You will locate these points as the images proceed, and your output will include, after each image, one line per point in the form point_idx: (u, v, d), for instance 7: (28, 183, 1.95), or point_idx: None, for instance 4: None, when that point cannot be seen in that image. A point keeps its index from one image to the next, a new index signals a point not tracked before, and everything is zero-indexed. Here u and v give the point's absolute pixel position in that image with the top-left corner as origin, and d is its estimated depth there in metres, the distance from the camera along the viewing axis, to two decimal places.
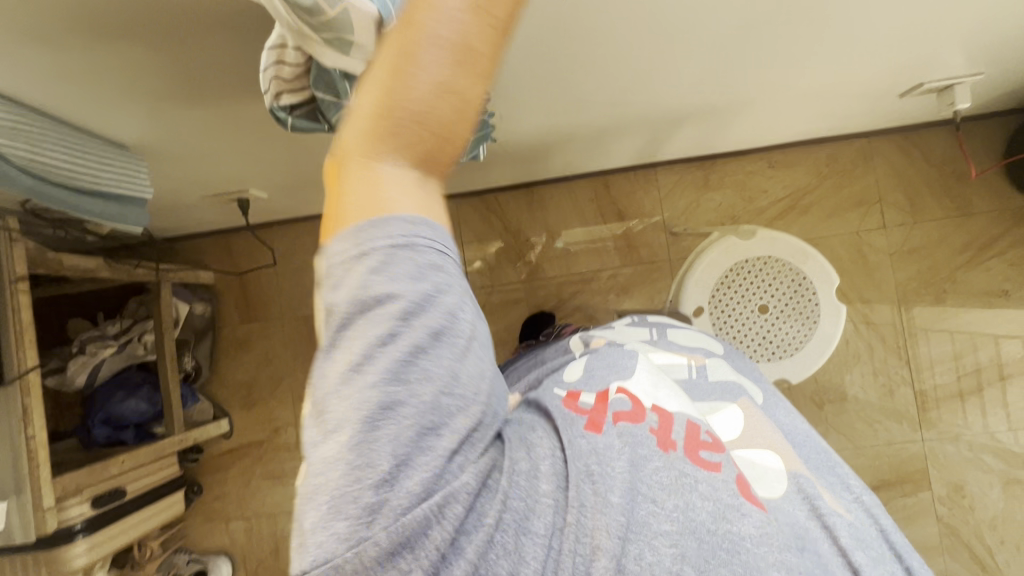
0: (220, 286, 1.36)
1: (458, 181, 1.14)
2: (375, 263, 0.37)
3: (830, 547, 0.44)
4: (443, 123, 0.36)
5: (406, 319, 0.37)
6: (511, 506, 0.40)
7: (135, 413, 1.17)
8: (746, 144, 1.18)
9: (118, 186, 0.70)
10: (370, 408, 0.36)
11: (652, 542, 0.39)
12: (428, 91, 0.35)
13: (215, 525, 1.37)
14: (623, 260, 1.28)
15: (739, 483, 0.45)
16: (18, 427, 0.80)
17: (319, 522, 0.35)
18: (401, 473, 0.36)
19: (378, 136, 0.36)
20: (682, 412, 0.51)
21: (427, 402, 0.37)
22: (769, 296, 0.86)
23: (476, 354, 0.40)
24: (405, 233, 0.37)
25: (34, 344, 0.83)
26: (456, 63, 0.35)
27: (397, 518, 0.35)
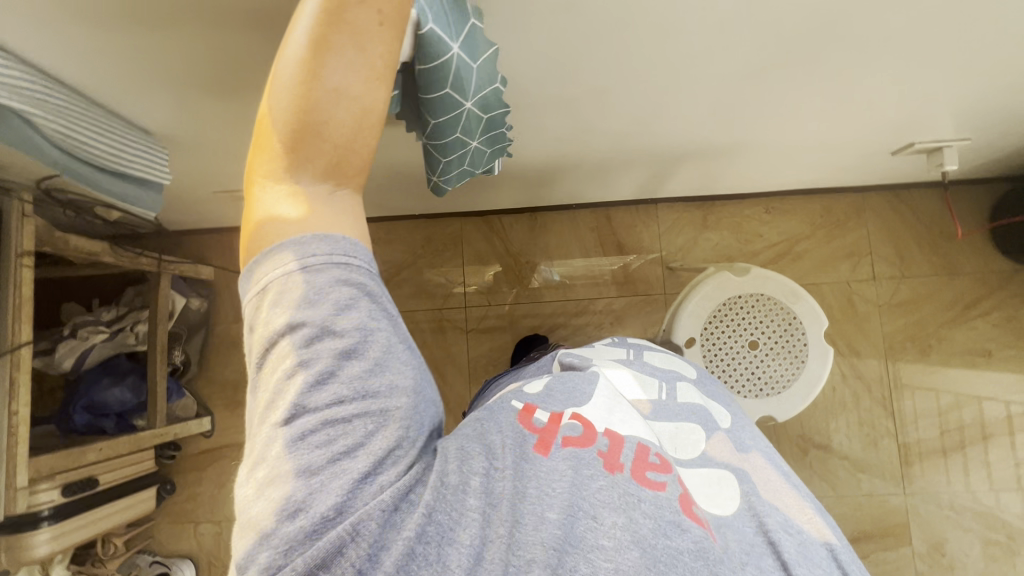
0: (220, 283, 1.37)
1: (466, 198, 1.17)
2: (277, 303, 0.39)
3: (772, 561, 0.44)
4: (349, 134, 0.41)
5: (311, 348, 0.38)
6: (434, 519, 0.39)
7: (118, 402, 1.15)
8: (745, 189, 1.23)
9: (141, 168, 0.72)
10: (283, 443, 0.38)
11: (590, 555, 0.39)
12: (333, 105, 0.39)
13: (182, 528, 1.33)
14: (620, 290, 1.30)
15: (683, 500, 0.45)
16: (3, 401, 0.79)
17: (250, 550, 0.37)
18: (314, 498, 0.36)
19: (286, 149, 0.41)
20: (633, 433, 0.50)
21: (334, 426, 0.38)
22: (759, 332, 0.88)
23: (393, 364, 0.41)
24: (296, 258, 0.40)
25: (30, 320, 0.83)
26: (358, 77, 0.40)
27: (316, 541, 0.36)
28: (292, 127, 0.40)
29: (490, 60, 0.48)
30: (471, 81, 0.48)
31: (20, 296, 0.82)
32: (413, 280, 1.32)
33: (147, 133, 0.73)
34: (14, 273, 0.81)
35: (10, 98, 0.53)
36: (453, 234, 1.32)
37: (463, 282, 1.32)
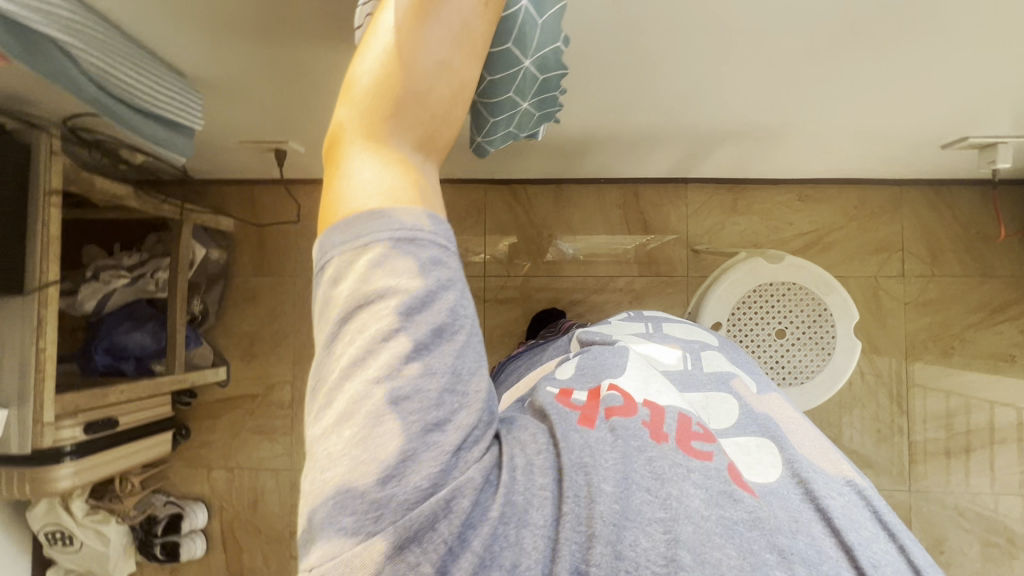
0: (239, 235, 1.37)
1: (493, 164, 1.14)
2: (369, 267, 0.36)
3: (821, 526, 0.43)
4: (442, 103, 0.38)
5: (408, 319, 0.36)
6: (512, 497, 0.38)
7: (138, 346, 1.17)
8: (780, 173, 1.19)
9: (178, 113, 0.71)
10: (372, 410, 0.34)
11: (646, 527, 0.39)
12: (429, 69, 0.37)
13: (196, 472, 1.36)
14: (640, 270, 1.28)
15: (731, 470, 0.45)
16: (30, 338, 0.79)
17: (327, 518, 0.33)
18: (408, 468, 0.34)
19: (378, 110, 0.38)
20: (673, 405, 0.51)
21: (430, 398, 0.35)
22: (787, 321, 0.86)
23: (477, 346, 0.39)
24: (391, 221, 0.37)
25: (58, 259, 0.83)
26: (456, 46, 0.38)
27: (407, 513, 0.33)
28: (391, 83, 0.37)
29: (555, 17, 0.46)
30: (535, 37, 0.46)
31: (47, 234, 0.81)
32: None
33: (183, 78, 0.71)
34: (42, 211, 0.80)
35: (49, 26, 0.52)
36: (476, 201, 1.30)
37: (483, 251, 1.31)
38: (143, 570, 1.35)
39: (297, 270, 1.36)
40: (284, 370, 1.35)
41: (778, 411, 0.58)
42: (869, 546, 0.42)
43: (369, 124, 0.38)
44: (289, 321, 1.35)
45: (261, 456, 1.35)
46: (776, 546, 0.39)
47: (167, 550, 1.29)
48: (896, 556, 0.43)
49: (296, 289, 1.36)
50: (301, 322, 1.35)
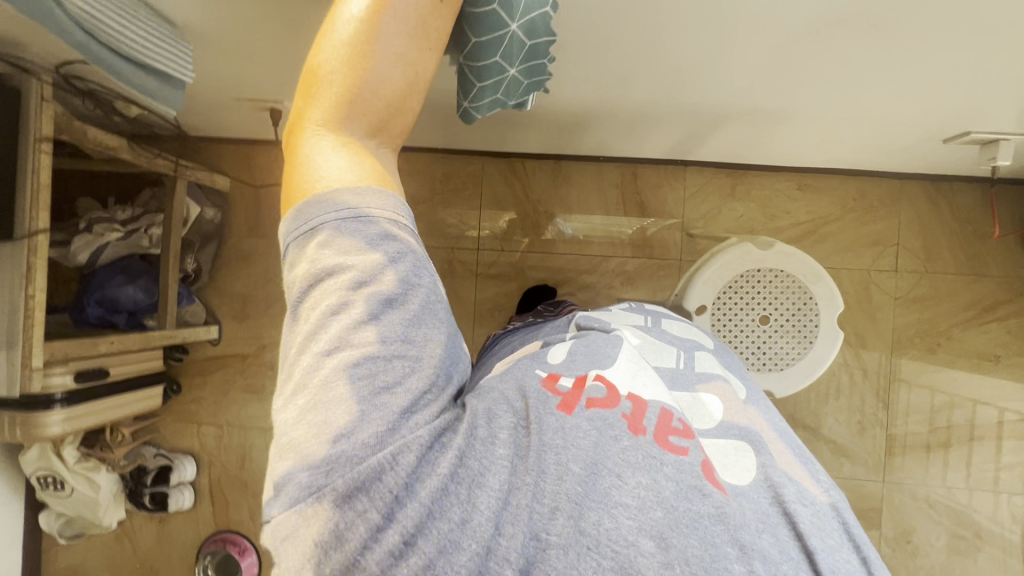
0: (235, 195, 1.36)
1: (491, 135, 1.13)
2: (331, 246, 0.42)
3: (787, 530, 0.43)
4: (397, 93, 0.45)
5: (358, 290, 0.41)
6: (466, 462, 0.40)
7: (131, 299, 1.17)
8: (780, 161, 1.18)
9: (165, 64, 0.70)
10: (327, 374, 0.40)
11: (612, 509, 0.39)
12: (385, 63, 0.43)
13: (186, 427, 1.39)
14: (635, 251, 1.27)
15: (705, 467, 0.45)
16: (19, 284, 0.80)
17: (287, 470, 0.38)
18: (355, 425, 0.38)
19: (339, 96, 0.44)
20: (656, 399, 0.51)
21: (378, 361, 0.40)
22: (772, 308, 0.87)
23: (432, 321, 0.43)
24: (347, 201, 0.43)
25: (48, 207, 0.83)
26: (411, 41, 0.44)
27: (354, 465, 0.37)
28: (347, 73, 0.43)
29: None
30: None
31: (38, 181, 0.81)
32: (428, 215, 1.31)
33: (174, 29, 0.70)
34: (33, 158, 0.80)
35: None
36: (473, 173, 1.30)
37: (479, 224, 1.30)
38: (133, 518, 1.39)
39: None
40: (275, 331, 1.36)
41: (757, 422, 0.57)
42: (832, 554, 0.42)
43: (327, 105, 0.44)
44: (282, 284, 1.36)
45: (250, 415, 1.37)
46: (737, 540, 0.40)
47: (156, 500, 1.32)
48: (857, 566, 0.43)
49: None
50: None
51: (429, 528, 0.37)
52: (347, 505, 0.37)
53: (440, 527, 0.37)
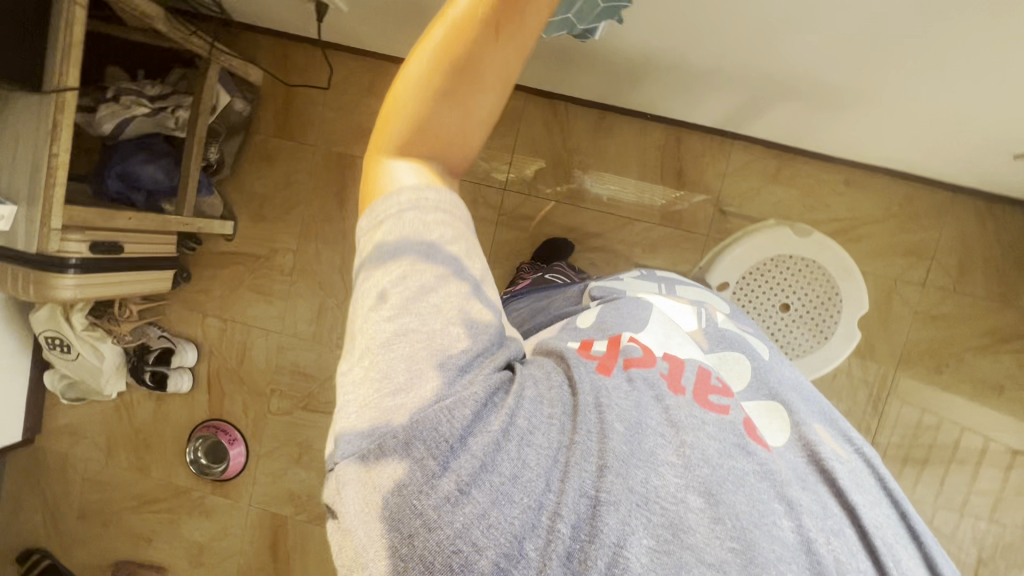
0: (266, 91, 1.32)
1: (539, 70, 1.08)
2: (394, 239, 0.42)
3: (825, 487, 0.47)
4: (460, 129, 0.44)
5: (419, 273, 0.41)
6: (519, 420, 0.39)
7: (151, 180, 1.15)
8: (833, 151, 1.12)
9: None
10: (385, 343, 0.39)
11: (660, 468, 0.40)
12: (446, 105, 0.42)
13: (191, 316, 1.41)
14: (663, 219, 1.24)
15: (746, 424, 0.47)
16: (44, 141, 0.78)
17: (348, 425, 0.38)
18: (413, 382, 0.38)
19: (404, 133, 0.44)
20: (692, 358, 0.53)
21: (437, 326, 0.40)
22: (795, 297, 0.85)
23: (486, 296, 0.43)
24: (414, 204, 0.42)
25: (79, 67, 0.80)
26: (476, 84, 0.42)
27: (412, 418, 0.37)
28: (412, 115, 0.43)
29: None
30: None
31: (71, 37, 0.78)
32: None
33: None
34: (68, 11, 0.76)
35: None
36: (513, 109, 1.25)
37: (509, 163, 1.26)
38: (132, 393, 1.44)
39: (318, 140, 1.32)
40: (289, 238, 1.36)
41: (790, 378, 0.59)
42: (868, 506, 0.46)
43: (411, 137, 0.44)
44: (302, 191, 1.34)
45: (254, 315, 1.39)
46: (783, 496, 0.42)
47: (156, 380, 1.36)
48: (890, 516, 0.49)
49: (314, 160, 1.33)
50: (313, 195, 1.34)
51: (483, 480, 0.37)
52: (403, 452, 0.37)
53: (493, 480, 0.37)
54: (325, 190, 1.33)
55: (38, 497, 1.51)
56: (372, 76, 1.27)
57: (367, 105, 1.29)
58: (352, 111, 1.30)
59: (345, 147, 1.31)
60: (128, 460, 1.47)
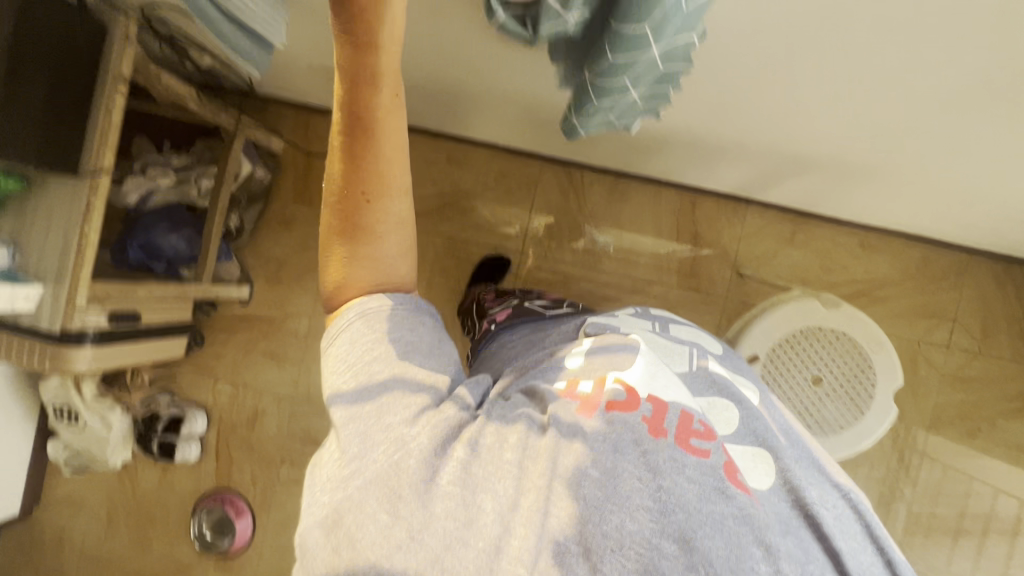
0: (287, 159, 1.35)
1: (558, 141, 1.11)
2: (347, 341, 0.48)
3: (800, 535, 0.47)
4: (387, 264, 0.50)
5: (371, 361, 0.46)
6: (476, 467, 0.43)
7: (172, 249, 1.16)
8: (849, 216, 1.14)
9: (262, 24, 0.67)
10: (343, 427, 0.44)
11: (634, 512, 0.41)
12: (361, 260, 0.49)
13: (202, 381, 1.38)
14: (682, 282, 1.24)
15: (728, 467, 0.47)
16: (76, 221, 0.79)
17: (318, 496, 0.43)
18: (369, 447, 0.43)
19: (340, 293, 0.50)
20: (678, 400, 0.49)
21: (387, 394, 0.45)
22: (827, 369, 0.83)
23: (435, 362, 0.48)
24: (359, 314, 0.48)
25: (114, 148, 0.81)
26: (375, 232, 0.48)
27: (376, 480, 0.42)
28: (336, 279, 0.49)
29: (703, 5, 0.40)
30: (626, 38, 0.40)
31: (110, 122, 0.80)
32: (477, 211, 1.29)
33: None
34: (108, 97, 0.79)
35: None
36: (530, 176, 1.27)
37: (526, 227, 1.28)
38: (137, 461, 1.40)
39: None
40: (305, 301, 1.35)
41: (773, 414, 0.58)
42: (855, 555, 0.47)
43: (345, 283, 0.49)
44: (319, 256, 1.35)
45: (267, 380, 1.37)
46: (758, 539, 0.43)
47: (163, 449, 1.32)
48: (871, 559, 0.49)
49: None
50: None
51: (448, 528, 0.40)
52: (361, 511, 0.41)
53: (445, 528, 0.40)
54: None
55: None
56: None
57: None
58: None
59: None
60: (128, 533, 1.41)
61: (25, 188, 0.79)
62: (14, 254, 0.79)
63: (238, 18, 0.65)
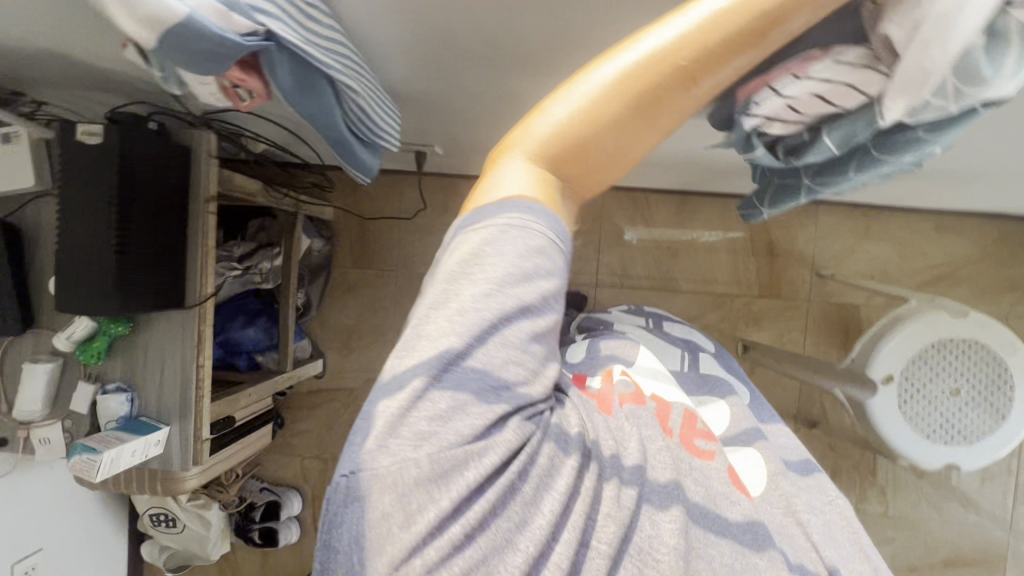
0: (339, 224, 1.32)
1: (628, 174, 1.09)
2: (478, 241, 0.38)
3: (804, 542, 0.45)
4: (593, 167, 0.40)
5: (499, 294, 0.37)
6: (538, 460, 0.38)
7: (252, 340, 1.15)
8: (926, 204, 1.13)
9: (389, 139, 0.66)
10: (443, 363, 0.36)
11: (654, 516, 0.40)
12: (590, 137, 0.38)
13: (290, 459, 1.37)
14: (761, 291, 1.25)
15: (730, 472, 0.47)
16: (190, 354, 0.76)
17: (381, 442, 0.35)
18: (456, 415, 0.36)
19: (540, 149, 0.39)
20: (679, 401, 0.51)
21: (500, 362, 0.37)
22: (964, 380, 0.83)
23: (552, 347, 0.40)
24: (519, 217, 0.38)
25: (214, 270, 0.77)
26: (627, 130, 0.38)
27: (441, 462, 0.35)
28: (567, 133, 0.38)
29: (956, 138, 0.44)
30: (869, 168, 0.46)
31: (207, 244, 0.76)
32: None
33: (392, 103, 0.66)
34: (203, 220, 0.75)
35: (325, 62, 0.47)
36: (593, 206, 1.26)
37: (597, 259, 1.27)
38: (237, 549, 1.38)
39: (398, 264, 1.31)
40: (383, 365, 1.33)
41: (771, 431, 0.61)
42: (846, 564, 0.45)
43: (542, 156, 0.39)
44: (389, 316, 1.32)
45: None
46: (767, 555, 0.41)
47: (264, 536, 1.29)
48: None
49: (397, 285, 1.32)
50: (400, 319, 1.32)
51: (491, 528, 0.36)
52: (422, 492, 0.35)
53: (502, 528, 0.36)
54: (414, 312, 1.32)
55: None
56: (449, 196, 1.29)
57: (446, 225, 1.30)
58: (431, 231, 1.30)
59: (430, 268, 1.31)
60: None
61: (131, 330, 0.75)
62: (132, 399, 0.76)
63: (372, 142, 0.63)
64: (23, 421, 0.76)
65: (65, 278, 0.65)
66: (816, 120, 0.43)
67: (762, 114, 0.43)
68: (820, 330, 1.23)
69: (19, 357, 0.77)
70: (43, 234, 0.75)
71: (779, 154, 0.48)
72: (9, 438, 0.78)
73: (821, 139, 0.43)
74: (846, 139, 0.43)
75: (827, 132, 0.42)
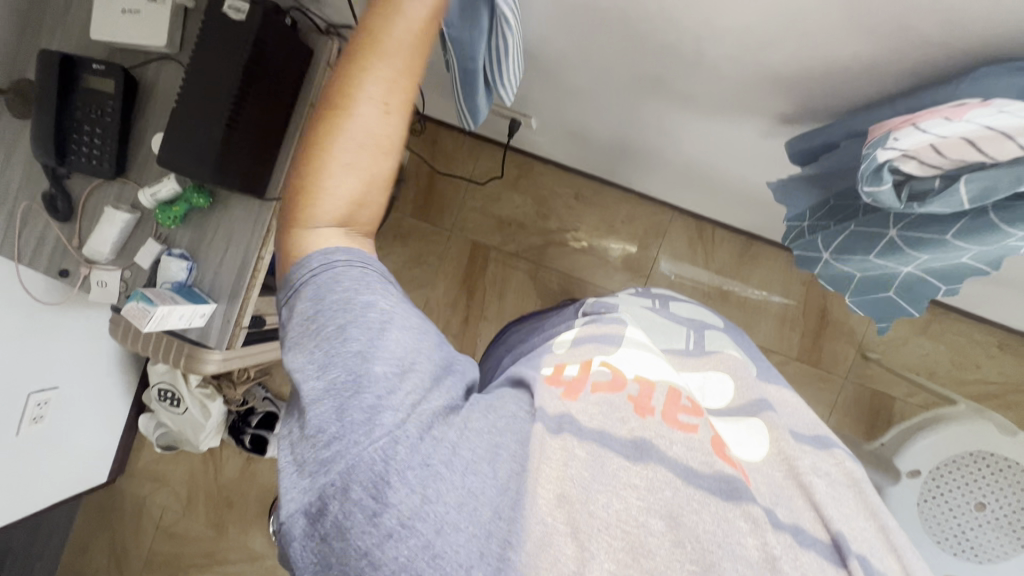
0: (409, 171, 1.35)
1: (704, 200, 1.09)
2: (315, 291, 0.42)
3: (803, 502, 0.45)
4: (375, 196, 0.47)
5: (342, 325, 0.40)
6: (461, 451, 0.38)
7: None
8: (997, 317, 1.09)
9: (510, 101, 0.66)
10: (316, 393, 0.38)
11: (621, 491, 0.39)
12: (361, 183, 0.46)
13: None
14: (800, 355, 1.22)
15: (716, 444, 0.45)
16: (254, 244, 0.78)
17: (288, 482, 0.37)
18: (346, 430, 0.36)
19: (336, 205, 0.45)
20: (663, 378, 0.49)
21: (356, 370, 0.38)
22: (993, 498, 0.79)
23: (413, 331, 0.41)
24: (326, 261, 0.43)
25: None
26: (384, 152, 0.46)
27: (348, 469, 0.35)
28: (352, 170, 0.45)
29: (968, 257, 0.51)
30: (984, 235, 0.46)
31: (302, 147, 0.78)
32: (599, 251, 1.28)
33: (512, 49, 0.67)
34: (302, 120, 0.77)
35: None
36: (658, 223, 1.26)
37: (647, 277, 1.27)
38: (223, 447, 1.41)
39: (455, 225, 1.34)
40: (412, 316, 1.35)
41: (776, 395, 0.57)
42: (848, 522, 0.44)
43: (348, 204, 0.46)
44: (431, 271, 1.34)
45: None
46: (749, 512, 0.40)
47: (254, 442, 1.33)
48: (871, 532, 0.46)
49: (446, 244, 1.34)
50: (441, 276, 1.34)
51: (427, 511, 0.35)
52: (344, 500, 0.35)
53: (437, 511, 0.35)
54: (455, 275, 1.33)
55: (106, 540, 1.46)
56: (521, 173, 1.30)
57: (511, 199, 1.31)
58: (493, 202, 1.32)
59: (483, 237, 1.33)
60: (205, 516, 1.41)
61: (207, 205, 0.79)
62: (191, 269, 0.79)
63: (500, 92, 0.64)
64: (90, 260, 0.80)
65: (174, 137, 0.68)
66: (956, 169, 0.43)
67: (902, 149, 0.43)
68: (850, 411, 1.20)
69: (103, 200, 0.81)
70: (157, 94, 0.79)
71: (901, 200, 0.46)
72: (70, 272, 0.82)
73: (957, 186, 0.42)
74: (986, 192, 0.42)
75: (967, 179, 0.42)
